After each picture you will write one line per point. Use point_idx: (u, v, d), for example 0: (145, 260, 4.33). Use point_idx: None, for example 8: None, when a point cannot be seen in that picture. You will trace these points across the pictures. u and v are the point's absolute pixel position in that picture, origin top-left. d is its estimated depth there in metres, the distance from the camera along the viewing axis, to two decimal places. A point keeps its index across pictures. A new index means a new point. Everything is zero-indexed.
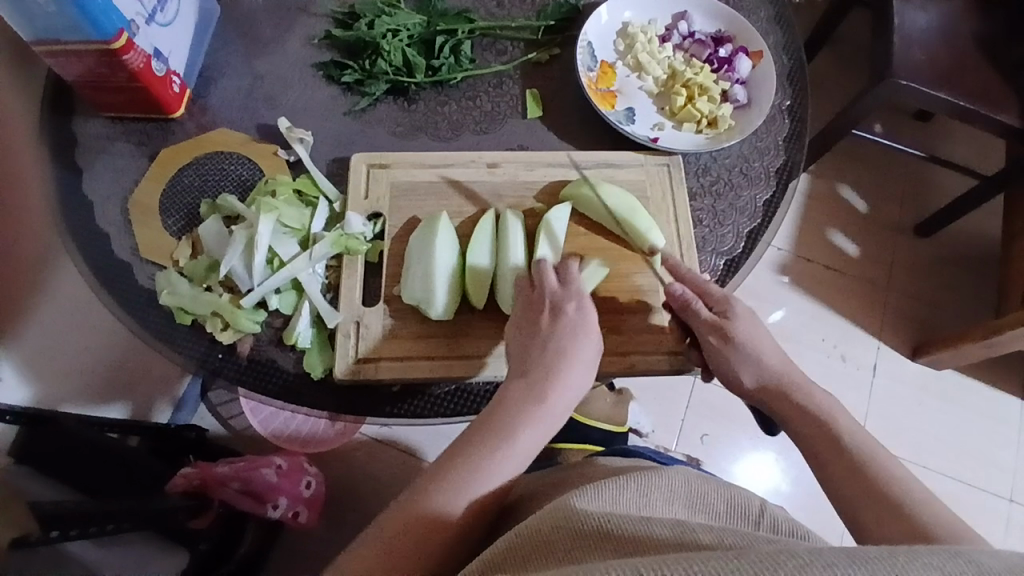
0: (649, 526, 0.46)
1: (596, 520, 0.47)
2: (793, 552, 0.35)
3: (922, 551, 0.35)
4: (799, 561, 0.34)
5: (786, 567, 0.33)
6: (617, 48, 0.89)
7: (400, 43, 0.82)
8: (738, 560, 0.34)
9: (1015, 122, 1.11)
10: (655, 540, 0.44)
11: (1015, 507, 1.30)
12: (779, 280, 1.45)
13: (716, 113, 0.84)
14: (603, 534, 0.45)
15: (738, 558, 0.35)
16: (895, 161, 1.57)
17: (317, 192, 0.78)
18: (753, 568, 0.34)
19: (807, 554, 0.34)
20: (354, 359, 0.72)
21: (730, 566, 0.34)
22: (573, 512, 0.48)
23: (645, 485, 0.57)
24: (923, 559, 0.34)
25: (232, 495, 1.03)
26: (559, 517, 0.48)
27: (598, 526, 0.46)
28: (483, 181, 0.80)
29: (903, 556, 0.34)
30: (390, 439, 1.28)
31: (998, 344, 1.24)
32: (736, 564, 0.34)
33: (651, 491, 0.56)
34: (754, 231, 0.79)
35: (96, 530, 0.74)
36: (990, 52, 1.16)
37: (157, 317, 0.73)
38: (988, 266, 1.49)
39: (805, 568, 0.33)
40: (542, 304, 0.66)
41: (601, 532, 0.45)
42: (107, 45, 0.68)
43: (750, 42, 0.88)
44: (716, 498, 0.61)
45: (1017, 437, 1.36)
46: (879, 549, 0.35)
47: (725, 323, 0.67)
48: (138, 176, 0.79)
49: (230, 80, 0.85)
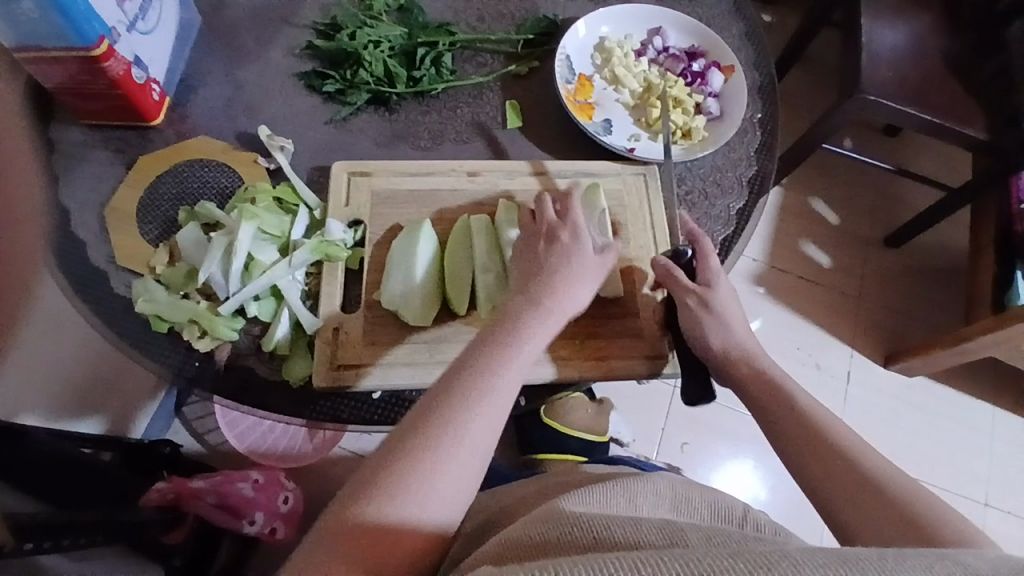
0: (638, 527, 0.46)
1: (586, 521, 0.47)
2: (786, 551, 0.36)
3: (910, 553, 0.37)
4: (792, 559, 0.35)
5: (779, 563, 0.35)
6: (594, 62, 0.91)
7: (381, 54, 0.83)
8: (732, 557, 0.36)
9: (981, 135, 1.16)
10: (643, 534, 0.45)
11: (989, 512, 1.33)
12: (755, 291, 1.48)
13: (691, 124, 0.87)
14: (595, 533, 0.46)
15: (732, 555, 0.36)
16: (865, 174, 1.62)
17: (297, 200, 0.78)
18: (747, 564, 0.35)
19: (800, 553, 0.36)
20: (332, 364, 0.72)
21: (725, 561, 0.36)
22: (566, 514, 0.49)
23: (630, 491, 0.58)
24: (909, 559, 0.36)
25: (207, 509, 1.01)
26: (550, 521, 0.48)
27: (590, 525, 0.47)
28: (464, 190, 0.81)
29: (891, 559, 0.36)
30: (370, 452, 1.28)
31: (968, 351, 1.28)
32: (730, 560, 0.36)
33: (636, 496, 0.57)
34: (728, 239, 0.81)
35: (67, 544, 0.72)
36: (954, 69, 1.21)
37: (132, 325, 0.72)
38: (956, 276, 1.54)
39: (798, 568, 0.34)
40: (542, 231, 0.71)
41: (590, 532, 0.46)
42: (88, 52, 0.68)
43: (723, 57, 0.91)
44: (702, 502, 0.62)
45: (988, 444, 1.39)
46: (869, 551, 0.37)
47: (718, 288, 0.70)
48: (115, 183, 0.78)
49: (211, 89, 0.85)
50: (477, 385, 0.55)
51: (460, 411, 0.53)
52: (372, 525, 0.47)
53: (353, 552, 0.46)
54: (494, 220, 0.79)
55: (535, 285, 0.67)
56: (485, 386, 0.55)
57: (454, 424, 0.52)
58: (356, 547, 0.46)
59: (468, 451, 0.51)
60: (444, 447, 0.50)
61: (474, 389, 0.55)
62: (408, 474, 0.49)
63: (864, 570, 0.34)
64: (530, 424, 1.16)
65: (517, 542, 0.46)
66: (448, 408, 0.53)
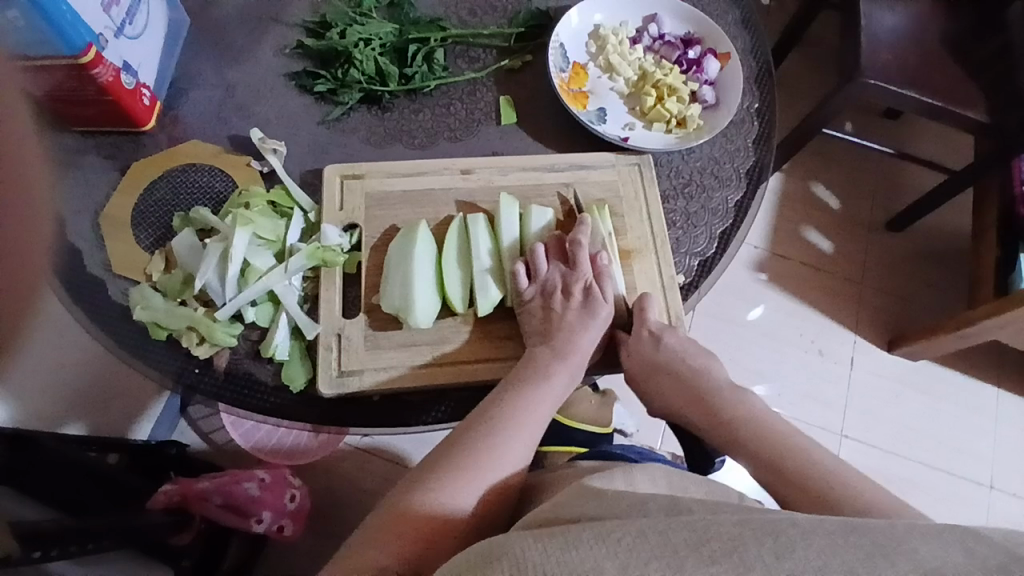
0: (644, 502, 0.46)
1: (594, 498, 0.48)
2: (793, 521, 0.39)
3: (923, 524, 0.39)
4: (797, 527, 0.38)
5: (786, 530, 0.37)
6: (589, 50, 0.90)
7: (372, 52, 0.82)
8: (740, 525, 0.38)
9: (982, 116, 1.14)
10: (647, 500, 0.47)
11: (994, 495, 1.33)
12: (756, 278, 1.48)
13: (685, 113, 0.86)
14: (602, 502, 0.47)
15: (739, 523, 0.38)
16: (866, 158, 1.60)
17: (291, 203, 0.78)
18: (753, 529, 0.38)
19: (807, 523, 0.38)
20: (335, 370, 0.72)
21: (731, 527, 0.38)
22: (575, 493, 0.50)
23: (630, 477, 0.57)
24: (920, 527, 0.38)
25: (213, 510, 1.03)
26: (560, 505, 0.49)
27: (598, 501, 0.48)
28: (458, 188, 0.80)
29: (903, 528, 0.38)
30: (374, 447, 1.28)
31: (972, 334, 1.27)
32: (737, 527, 0.38)
33: (635, 478, 0.57)
34: (726, 232, 0.80)
35: (76, 548, 0.73)
36: (955, 48, 1.19)
37: (131, 332, 0.72)
38: (959, 259, 1.53)
39: (805, 535, 0.37)
40: (555, 286, 0.73)
41: (596, 506, 0.47)
42: (76, 59, 0.68)
43: (718, 44, 0.90)
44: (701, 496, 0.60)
45: (992, 426, 1.39)
46: (880, 521, 0.39)
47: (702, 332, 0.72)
48: (109, 190, 0.78)
49: (203, 91, 0.84)
50: (506, 400, 0.64)
51: (495, 426, 0.61)
52: (410, 515, 0.54)
53: (399, 539, 0.53)
54: (490, 218, 0.78)
55: (546, 321, 0.71)
56: (512, 400, 0.64)
57: (489, 438, 0.60)
58: (400, 532, 0.53)
59: (493, 452, 0.59)
60: (474, 451, 0.59)
61: (501, 402, 0.64)
62: (447, 476, 0.57)
63: (873, 539, 0.36)
64: None
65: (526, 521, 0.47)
66: (484, 424, 0.62)
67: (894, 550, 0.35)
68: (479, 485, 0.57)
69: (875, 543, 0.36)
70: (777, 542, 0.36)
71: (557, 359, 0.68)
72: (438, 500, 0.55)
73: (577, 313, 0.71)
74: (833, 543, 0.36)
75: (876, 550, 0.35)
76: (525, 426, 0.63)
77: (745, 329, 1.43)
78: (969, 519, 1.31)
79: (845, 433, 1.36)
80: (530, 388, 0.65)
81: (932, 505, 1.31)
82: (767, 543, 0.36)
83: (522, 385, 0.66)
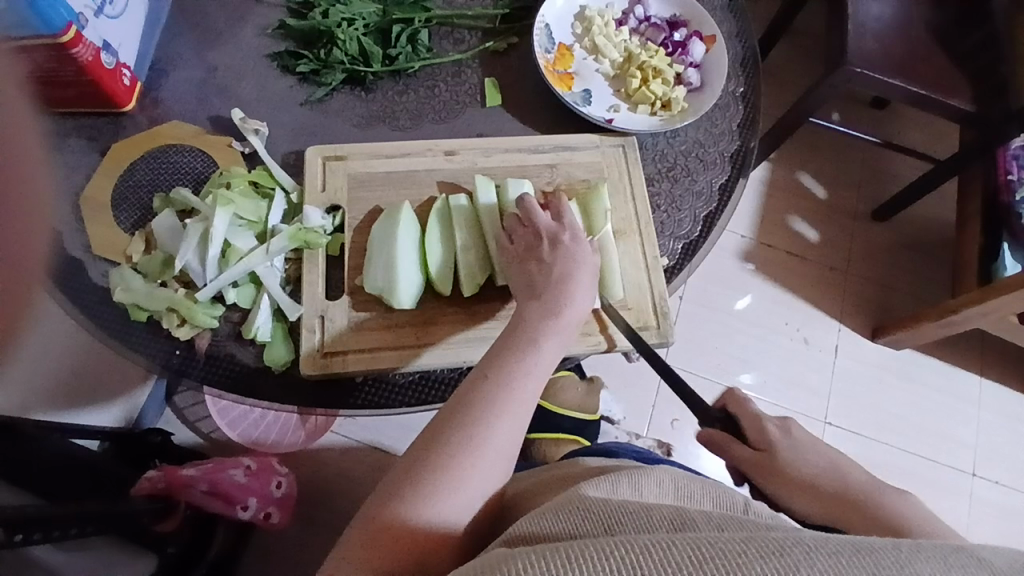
0: (646, 516, 0.45)
1: (594, 508, 0.46)
2: (798, 538, 0.37)
3: (928, 545, 0.37)
4: (803, 545, 0.36)
5: (791, 549, 0.36)
6: (575, 31, 0.90)
7: (355, 32, 0.81)
8: (744, 543, 0.36)
9: (968, 107, 1.15)
10: (651, 517, 0.44)
11: (977, 482, 1.35)
12: (744, 267, 1.49)
13: (670, 95, 0.85)
14: (606, 516, 0.45)
15: (744, 540, 0.37)
16: (852, 147, 1.61)
17: (273, 183, 0.77)
18: (759, 549, 0.36)
19: (811, 540, 0.36)
20: (319, 352, 0.71)
21: (737, 546, 0.36)
22: (576, 499, 0.48)
23: (635, 480, 0.55)
24: (927, 550, 0.36)
25: (199, 497, 1.00)
26: (561, 508, 0.47)
27: (602, 510, 0.46)
28: (442, 170, 0.80)
29: (908, 550, 0.36)
30: (361, 435, 1.28)
31: (955, 323, 1.29)
32: (743, 546, 0.36)
33: (641, 484, 0.54)
34: (710, 215, 0.80)
35: (60, 534, 0.72)
36: (941, 38, 1.20)
37: (111, 314, 0.71)
38: (942, 248, 1.54)
39: (810, 554, 0.35)
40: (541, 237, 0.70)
41: (600, 518, 0.45)
42: (55, 39, 0.66)
43: (704, 27, 0.90)
44: (702, 496, 0.58)
45: (975, 413, 1.41)
46: (885, 540, 0.37)
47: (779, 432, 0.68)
48: (89, 172, 0.76)
49: (184, 72, 0.83)
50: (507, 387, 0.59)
51: (484, 417, 0.56)
52: (399, 522, 0.50)
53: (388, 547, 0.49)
54: (473, 198, 0.78)
55: (531, 289, 0.67)
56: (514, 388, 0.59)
57: (480, 424, 0.55)
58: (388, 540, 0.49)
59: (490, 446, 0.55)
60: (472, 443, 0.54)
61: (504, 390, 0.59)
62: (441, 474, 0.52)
63: (879, 561, 0.35)
64: None
65: (525, 531, 0.45)
66: (468, 416, 0.56)
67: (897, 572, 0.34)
68: (470, 491, 0.53)
69: (880, 564, 0.34)
70: (783, 566, 0.34)
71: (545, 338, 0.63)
72: (429, 501, 0.51)
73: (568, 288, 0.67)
74: (839, 563, 0.34)
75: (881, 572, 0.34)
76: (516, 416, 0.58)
77: (732, 319, 1.44)
78: (952, 505, 1.33)
79: (830, 421, 1.38)
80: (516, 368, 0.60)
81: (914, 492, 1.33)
82: (774, 564, 0.34)
83: (507, 368, 0.60)
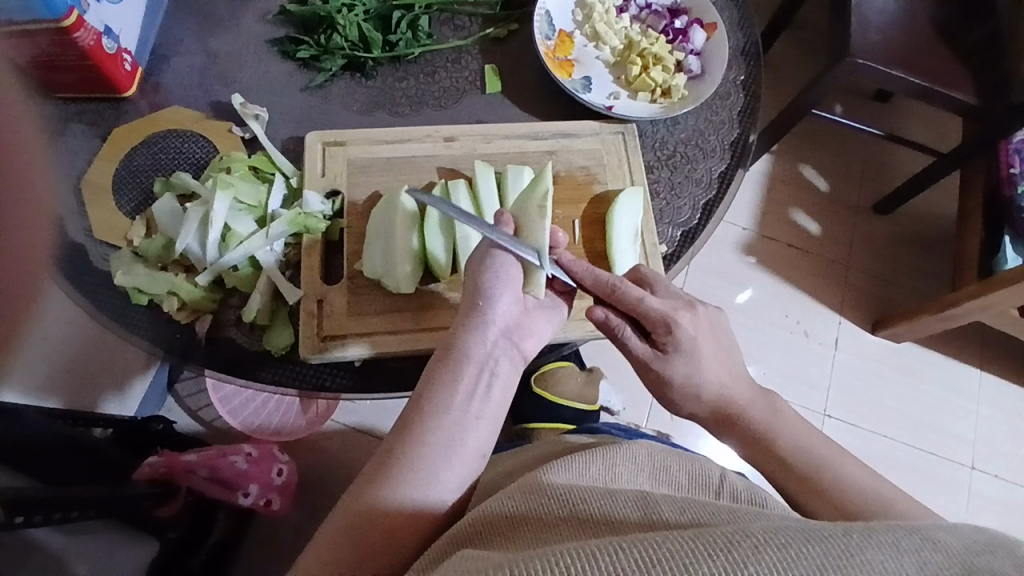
0: (612, 501, 0.44)
1: (556, 499, 0.45)
2: (749, 532, 0.33)
3: (878, 527, 0.34)
4: (753, 540, 0.32)
5: (741, 545, 0.32)
6: (576, 18, 0.90)
7: (355, 18, 0.81)
8: (693, 540, 0.33)
9: (970, 100, 1.15)
10: (618, 516, 0.42)
11: (975, 475, 1.35)
12: (744, 260, 1.48)
13: (670, 82, 0.86)
14: (568, 509, 0.43)
15: (693, 537, 0.33)
16: (854, 140, 1.61)
17: (273, 168, 0.77)
18: (706, 544, 0.32)
19: (762, 533, 0.33)
20: (318, 336, 0.72)
21: (684, 544, 0.32)
22: (541, 486, 0.47)
23: (609, 457, 0.55)
24: (878, 534, 0.33)
25: (199, 482, 1.02)
26: (528, 491, 0.46)
27: (565, 497, 0.45)
28: (441, 156, 0.80)
29: (858, 533, 0.33)
30: (360, 423, 1.29)
31: (954, 316, 1.29)
32: (691, 543, 0.33)
33: (615, 463, 0.54)
34: (709, 204, 0.80)
35: (60, 517, 0.73)
36: (944, 30, 1.19)
37: (113, 298, 0.71)
38: (944, 241, 1.54)
39: (759, 548, 0.32)
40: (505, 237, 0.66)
41: (563, 505, 0.44)
42: (57, 23, 0.66)
43: (705, 15, 0.89)
44: (680, 470, 0.58)
45: (974, 407, 1.41)
46: (834, 524, 0.34)
47: (657, 360, 0.64)
48: (89, 157, 0.77)
49: (184, 58, 0.83)
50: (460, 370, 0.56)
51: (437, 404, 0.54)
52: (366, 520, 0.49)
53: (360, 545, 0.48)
54: (471, 184, 0.78)
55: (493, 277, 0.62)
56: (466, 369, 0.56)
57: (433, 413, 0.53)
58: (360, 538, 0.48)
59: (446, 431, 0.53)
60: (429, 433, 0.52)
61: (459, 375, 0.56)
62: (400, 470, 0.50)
63: (832, 550, 0.31)
64: (519, 393, 1.14)
65: (488, 515, 0.44)
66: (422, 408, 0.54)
67: (850, 566, 0.30)
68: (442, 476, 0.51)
69: (833, 558, 0.31)
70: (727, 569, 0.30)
71: (499, 344, 0.59)
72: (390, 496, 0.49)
73: (536, 305, 0.65)
74: (789, 558, 0.31)
75: (829, 566, 0.30)
76: (469, 431, 0.53)
77: (731, 312, 1.44)
78: (950, 498, 1.33)
79: (830, 413, 1.38)
80: (466, 377, 0.56)
81: (913, 484, 1.33)
82: (721, 564, 0.31)
83: (451, 381, 0.55)
